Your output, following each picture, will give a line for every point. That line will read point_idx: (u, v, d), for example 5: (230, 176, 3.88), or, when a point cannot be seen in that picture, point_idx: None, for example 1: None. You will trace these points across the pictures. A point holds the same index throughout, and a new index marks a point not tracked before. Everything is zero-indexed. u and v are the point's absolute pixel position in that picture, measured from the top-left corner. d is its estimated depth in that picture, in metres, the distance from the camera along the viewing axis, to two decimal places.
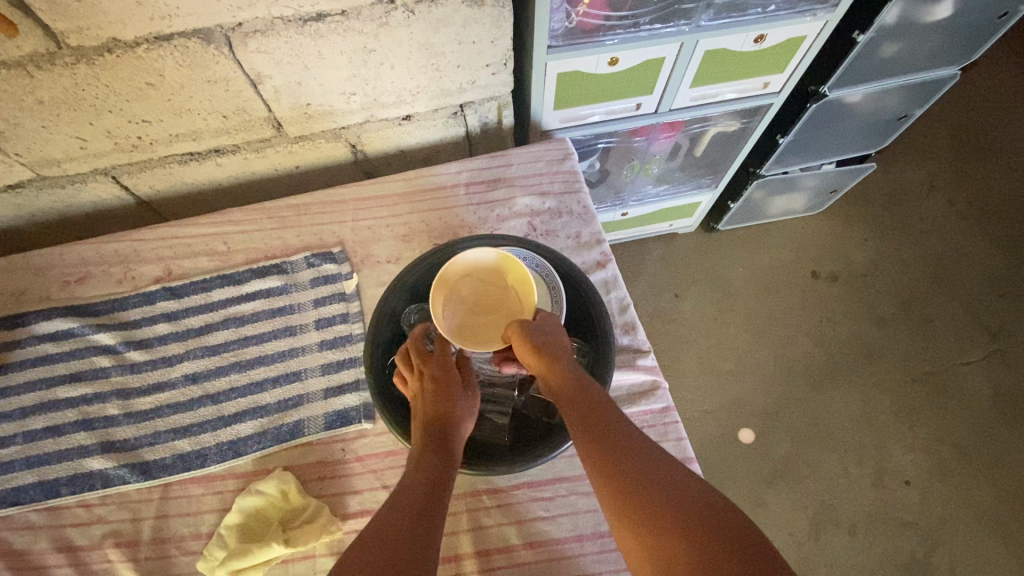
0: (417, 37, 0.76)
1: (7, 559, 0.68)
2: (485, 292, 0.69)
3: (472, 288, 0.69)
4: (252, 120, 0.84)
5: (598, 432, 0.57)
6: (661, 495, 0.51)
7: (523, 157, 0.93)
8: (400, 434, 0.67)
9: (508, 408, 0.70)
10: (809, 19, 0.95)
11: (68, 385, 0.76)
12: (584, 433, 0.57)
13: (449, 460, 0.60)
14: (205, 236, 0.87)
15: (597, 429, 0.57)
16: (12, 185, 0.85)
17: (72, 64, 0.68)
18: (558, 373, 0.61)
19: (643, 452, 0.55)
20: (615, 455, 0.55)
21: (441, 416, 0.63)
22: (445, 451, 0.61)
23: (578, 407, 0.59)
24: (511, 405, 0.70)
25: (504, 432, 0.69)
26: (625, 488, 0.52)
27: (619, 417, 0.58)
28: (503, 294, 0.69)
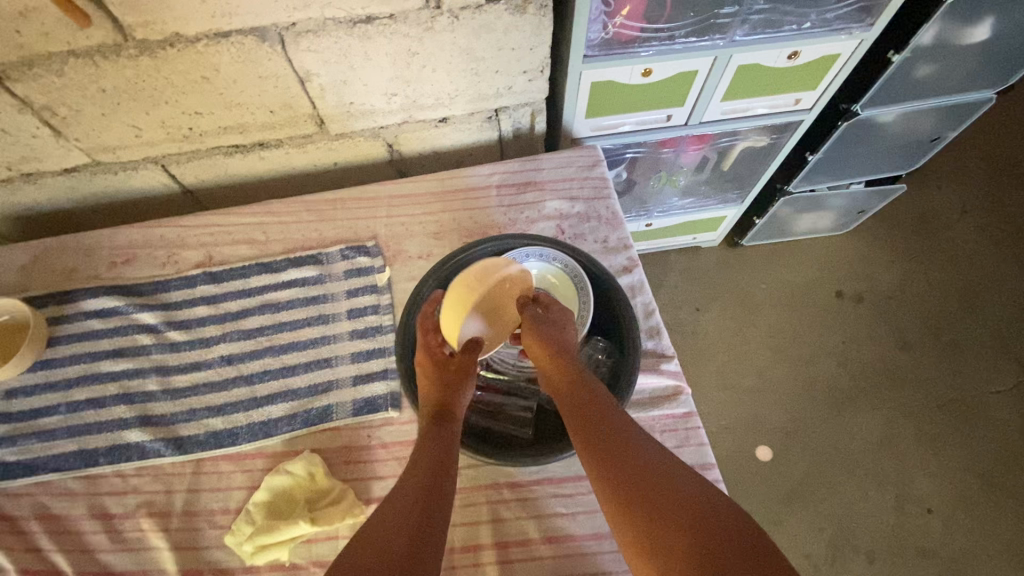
0: (460, 42, 0.79)
1: (46, 522, 0.71)
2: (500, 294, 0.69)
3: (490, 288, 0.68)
4: (298, 116, 0.87)
5: (598, 433, 0.59)
6: (662, 497, 0.52)
7: (554, 162, 0.95)
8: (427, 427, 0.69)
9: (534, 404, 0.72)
10: (843, 36, 0.96)
11: (112, 360, 0.80)
12: (584, 431, 0.60)
13: (450, 444, 0.62)
14: (245, 226, 0.91)
15: (597, 430, 0.59)
16: (69, 168, 0.90)
17: (136, 56, 0.73)
18: (558, 369, 0.64)
19: (646, 456, 0.56)
20: (616, 454, 0.56)
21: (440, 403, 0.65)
22: (448, 434, 0.62)
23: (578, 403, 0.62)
24: (536, 400, 0.72)
25: (528, 426, 0.70)
26: (624, 487, 0.54)
27: (621, 418, 0.60)
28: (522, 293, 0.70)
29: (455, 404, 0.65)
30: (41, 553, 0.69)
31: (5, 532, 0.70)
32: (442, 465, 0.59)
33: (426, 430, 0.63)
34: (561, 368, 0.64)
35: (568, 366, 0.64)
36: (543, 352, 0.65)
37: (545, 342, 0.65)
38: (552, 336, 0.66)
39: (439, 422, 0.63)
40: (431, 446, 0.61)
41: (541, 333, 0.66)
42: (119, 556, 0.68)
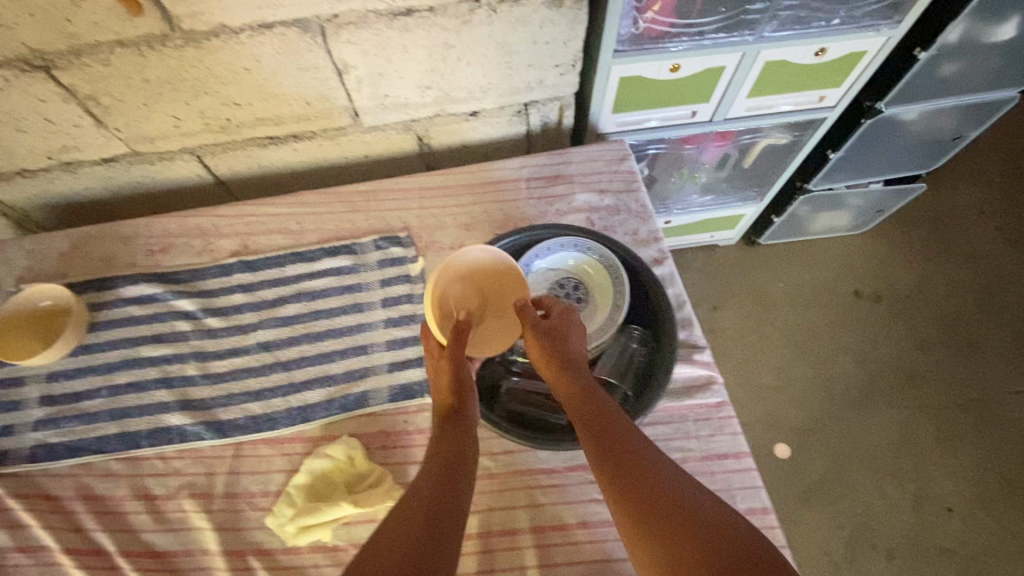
0: (496, 35, 0.81)
1: (89, 502, 0.72)
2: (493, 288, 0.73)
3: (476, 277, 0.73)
4: (333, 108, 0.89)
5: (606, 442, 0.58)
6: (671, 512, 0.52)
7: (583, 156, 0.96)
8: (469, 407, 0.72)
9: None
10: (872, 33, 0.97)
11: (151, 345, 0.81)
12: (594, 443, 0.59)
13: (459, 446, 0.61)
14: (280, 216, 0.92)
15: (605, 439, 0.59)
16: (107, 158, 0.92)
17: (181, 46, 0.74)
18: (566, 383, 0.64)
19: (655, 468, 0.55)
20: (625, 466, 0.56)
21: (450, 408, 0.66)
22: (457, 438, 0.62)
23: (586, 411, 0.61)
24: None
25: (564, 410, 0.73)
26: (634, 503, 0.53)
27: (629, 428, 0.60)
28: (517, 286, 0.72)
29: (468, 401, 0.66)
30: (85, 533, 0.70)
31: (51, 511, 0.72)
32: (456, 475, 0.58)
33: (439, 433, 0.63)
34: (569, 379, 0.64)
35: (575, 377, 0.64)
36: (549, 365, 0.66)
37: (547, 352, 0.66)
38: (555, 344, 0.66)
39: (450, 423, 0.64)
40: (443, 451, 0.61)
41: (542, 340, 0.66)
42: (163, 536, 0.69)
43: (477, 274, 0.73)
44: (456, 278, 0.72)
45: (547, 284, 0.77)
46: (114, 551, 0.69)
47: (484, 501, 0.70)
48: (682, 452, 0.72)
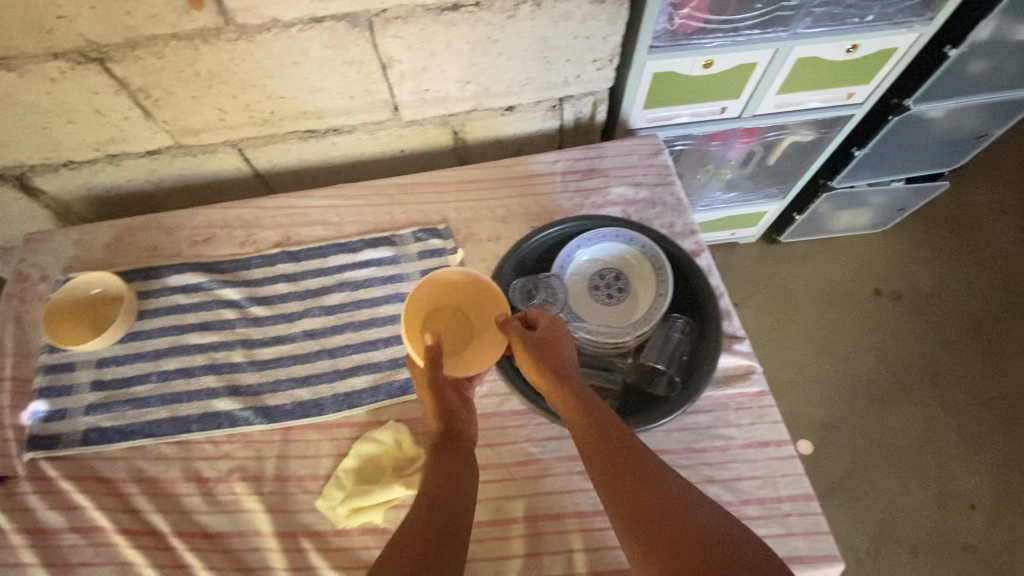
0: (538, 30, 0.82)
1: (143, 484, 0.74)
2: (473, 303, 0.71)
3: (453, 296, 0.71)
4: (374, 102, 0.90)
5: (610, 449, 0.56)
6: (681, 522, 0.48)
7: (617, 150, 0.97)
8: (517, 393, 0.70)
9: (621, 380, 0.71)
10: (904, 31, 0.99)
11: (198, 333, 0.83)
12: (596, 456, 0.56)
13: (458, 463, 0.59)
14: (320, 209, 0.94)
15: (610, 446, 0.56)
16: (152, 151, 0.93)
17: (233, 40, 0.76)
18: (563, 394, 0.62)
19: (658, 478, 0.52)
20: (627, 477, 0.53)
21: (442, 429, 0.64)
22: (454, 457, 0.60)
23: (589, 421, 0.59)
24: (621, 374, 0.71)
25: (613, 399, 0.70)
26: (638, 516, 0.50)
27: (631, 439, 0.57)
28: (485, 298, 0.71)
29: (457, 421, 0.65)
30: (139, 514, 0.72)
31: (105, 493, 0.74)
32: (453, 497, 0.54)
33: (433, 458, 0.60)
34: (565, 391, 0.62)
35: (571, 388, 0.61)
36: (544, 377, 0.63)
37: (540, 364, 0.63)
38: (546, 355, 0.64)
39: (444, 446, 0.62)
40: (439, 477, 0.57)
41: (534, 352, 0.64)
42: (216, 517, 0.71)
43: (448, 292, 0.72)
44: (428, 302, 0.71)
45: (590, 276, 0.78)
46: (168, 532, 0.71)
47: (528, 486, 0.72)
48: (724, 440, 0.73)
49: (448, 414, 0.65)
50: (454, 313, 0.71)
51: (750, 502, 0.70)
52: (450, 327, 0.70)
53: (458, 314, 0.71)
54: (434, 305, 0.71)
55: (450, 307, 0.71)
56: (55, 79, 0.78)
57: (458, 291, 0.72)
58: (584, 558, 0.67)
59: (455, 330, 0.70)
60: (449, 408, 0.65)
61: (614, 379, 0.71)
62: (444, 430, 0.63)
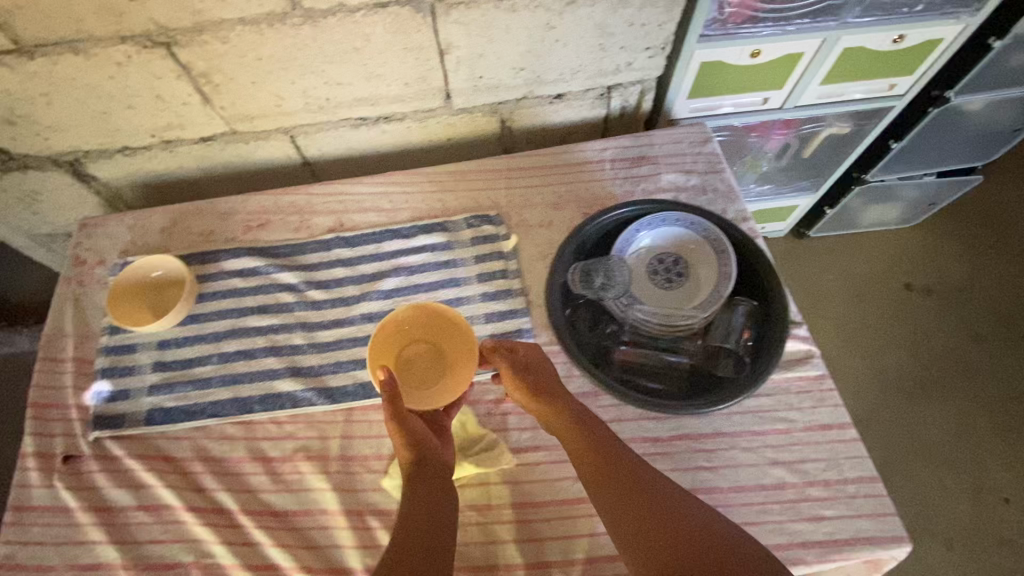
0: (596, 17, 0.83)
1: (208, 463, 0.75)
2: (440, 335, 0.76)
3: (421, 330, 0.76)
4: (428, 89, 0.91)
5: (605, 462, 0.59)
6: (681, 527, 0.52)
7: (666, 138, 0.98)
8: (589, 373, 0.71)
9: (688, 360, 0.73)
10: (951, 21, 0.99)
11: (257, 316, 0.84)
12: (592, 470, 0.59)
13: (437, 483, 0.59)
14: (372, 196, 0.95)
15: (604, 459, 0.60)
16: (206, 137, 0.94)
17: (299, 25, 0.77)
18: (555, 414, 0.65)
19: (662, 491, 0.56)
20: (629, 490, 0.56)
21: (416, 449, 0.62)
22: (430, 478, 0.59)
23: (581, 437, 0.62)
24: (689, 354, 0.73)
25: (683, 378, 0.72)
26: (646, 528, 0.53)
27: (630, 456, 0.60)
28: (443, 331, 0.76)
29: (428, 446, 0.63)
30: (206, 493, 0.73)
31: (170, 472, 0.74)
32: (436, 515, 0.55)
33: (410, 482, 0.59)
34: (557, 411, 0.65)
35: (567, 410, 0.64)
36: (537, 401, 0.66)
37: (532, 387, 0.66)
38: (536, 378, 0.67)
39: (420, 468, 0.61)
40: (422, 495, 0.57)
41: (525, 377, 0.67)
42: (283, 496, 0.72)
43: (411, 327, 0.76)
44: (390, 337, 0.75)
45: (648, 260, 0.78)
46: (236, 510, 0.72)
47: None
48: (786, 422, 0.74)
49: (419, 440, 0.63)
50: (425, 347, 0.75)
51: (815, 484, 0.70)
52: (421, 360, 0.74)
53: (429, 347, 0.75)
54: (405, 341, 0.75)
55: (420, 342, 0.75)
56: (120, 64, 0.79)
57: (425, 325, 0.76)
58: None
59: (428, 363, 0.74)
60: (420, 437, 0.63)
61: (681, 359, 0.73)
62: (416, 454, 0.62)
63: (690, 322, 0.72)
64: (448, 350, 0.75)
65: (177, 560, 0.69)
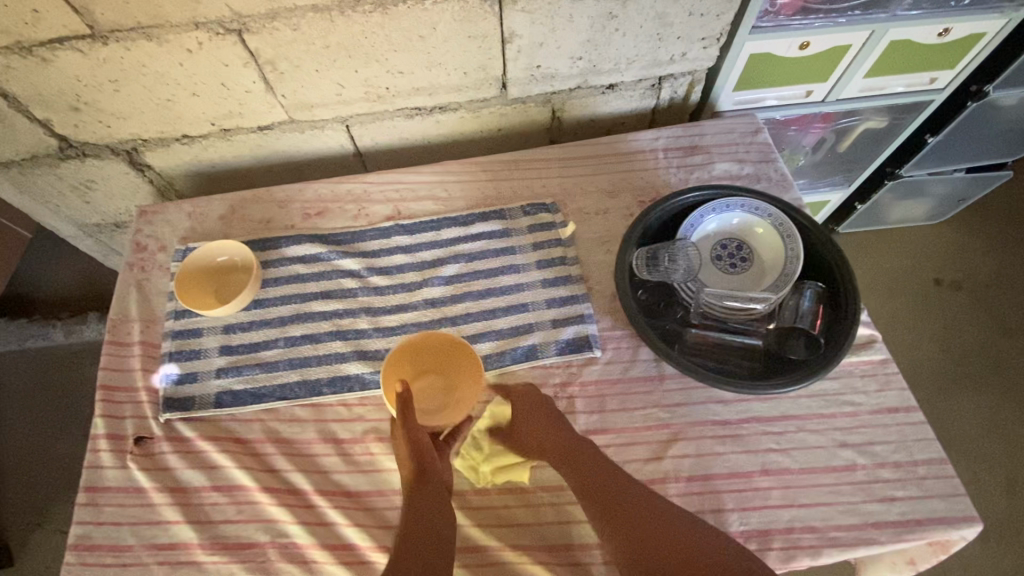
0: (656, 7, 0.85)
1: (280, 445, 0.76)
2: (448, 365, 0.76)
3: (430, 361, 0.77)
4: (486, 79, 0.92)
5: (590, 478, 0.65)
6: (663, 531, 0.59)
7: (717, 129, 0.99)
8: (662, 352, 0.72)
9: (761, 343, 0.74)
10: (996, 15, 1.01)
11: (322, 301, 0.85)
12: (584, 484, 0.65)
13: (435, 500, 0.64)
14: (428, 184, 0.96)
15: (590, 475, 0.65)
16: (264, 126, 0.95)
17: (369, 12, 0.78)
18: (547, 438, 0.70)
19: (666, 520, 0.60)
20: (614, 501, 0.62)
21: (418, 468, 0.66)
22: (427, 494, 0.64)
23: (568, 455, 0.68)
24: (762, 336, 0.74)
25: (757, 359, 0.73)
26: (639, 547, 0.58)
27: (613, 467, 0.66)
28: (460, 364, 0.75)
29: (431, 464, 0.67)
30: (279, 474, 0.74)
31: (243, 453, 0.75)
32: (431, 531, 0.60)
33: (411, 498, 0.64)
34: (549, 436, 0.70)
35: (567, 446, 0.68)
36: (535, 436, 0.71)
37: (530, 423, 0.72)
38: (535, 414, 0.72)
39: (420, 484, 0.65)
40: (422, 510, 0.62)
41: (528, 415, 0.72)
42: (356, 477, 0.73)
43: (435, 355, 0.77)
44: (415, 358, 0.76)
45: (712, 245, 0.79)
46: (310, 491, 0.72)
47: (662, 449, 0.73)
48: (853, 406, 0.74)
49: (421, 456, 0.67)
50: (432, 377, 0.76)
51: (885, 465, 0.71)
52: (427, 391, 0.75)
53: (435, 377, 0.76)
54: (413, 370, 0.76)
55: (428, 372, 0.76)
56: (191, 51, 0.80)
57: (435, 355, 0.77)
58: (725, 517, 0.68)
59: (433, 394, 0.75)
60: (423, 454, 0.67)
61: (754, 341, 0.74)
62: (419, 468, 0.66)
63: (762, 305, 0.73)
64: (455, 381, 0.75)
65: (253, 539, 0.70)
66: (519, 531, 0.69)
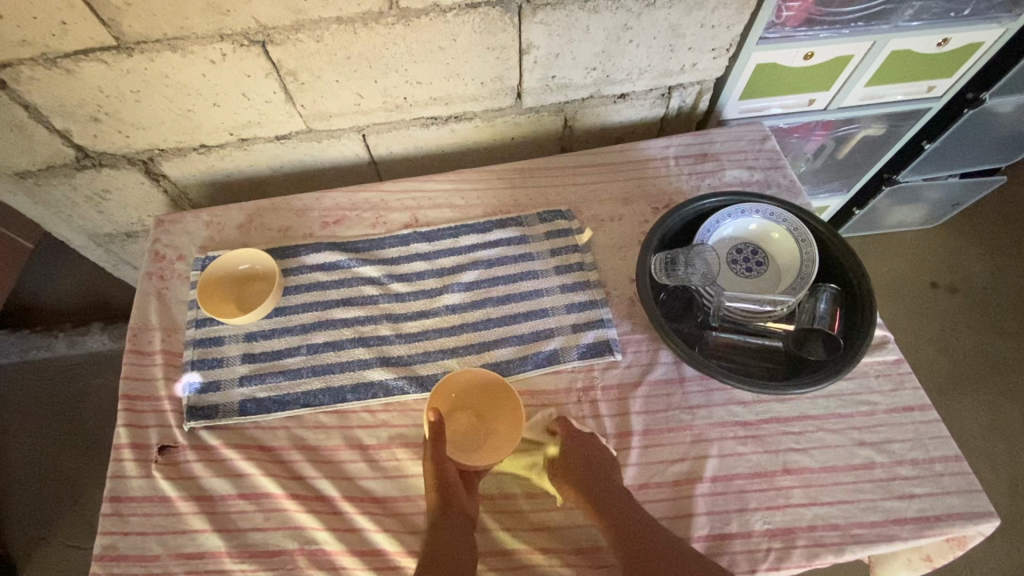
0: (670, 18, 0.87)
1: (305, 452, 0.76)
2: (488, 405, 0.77)
3: (470, 398, 0.78)
4: (501, 89, 0.94)
5: (610, 509, 0.67)
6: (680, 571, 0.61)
7: (726, 136, 1.02)
8: (684, 353, 0.73)
9: (781, 344, 0.76)
10: (994, 25, 1.04)
11: (343, 308, 0.85)
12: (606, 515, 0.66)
13: (459, 528, 0.65)
14: (444, 192, 0.98)
15: (610, 506, 0.67)
16: (281, 135, 0.96)
17: (391, 24, 0.79)
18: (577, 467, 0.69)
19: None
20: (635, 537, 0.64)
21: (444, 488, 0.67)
22: (451, 520, 0.66)
23: (595, 484, 0.68)
24: (780, 338, 0.76)
25: (775, 360, 0.75)
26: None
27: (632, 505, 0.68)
28: (505, 408, 0.76)
29: (457, 497, 0.67)
30: (305, 481, 0.74)
31: (268, 460, 0.75)
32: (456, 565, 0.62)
33: (437, 531, 0.65)
34: (581, 464, 0.70)
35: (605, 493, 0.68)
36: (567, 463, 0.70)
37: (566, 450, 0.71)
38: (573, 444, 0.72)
39: (444, 518, 0.66)
40: (448, 539, 0.64)
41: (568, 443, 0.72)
42: (382, 483, 0.74)
43: (484, 392, 0.78)
44: (466, 391, 0.78)
45: (728, 250, 0.82)
46: (337, 497, 0.73)
47: (685, 450, 0.74)
48: (869, 405, 0.76)
49: (447, 486, 0.67)
50: (470, 415, 0.77)
51: (903, 463, 0.72)
52: (465, 429, 0.76)
53: (477, 415, 0.77)
54: (453, 405, 0.78)
55: (467, 409, 0.78)
56: (215, 62, 0.81)
57: (475, 393, 0.78)
58: (750, 517, 0.69)
59: (473, 432, 0.76)
60: (449, 488, 0.67)
61: (773, 343, 0.76)
62: (445, 500, 0.66)
63: (780, 307, 0.75)
64: (493, 422, 0.76)
65: (281, 547, 0.70)
66: (548, 534, 0.70)
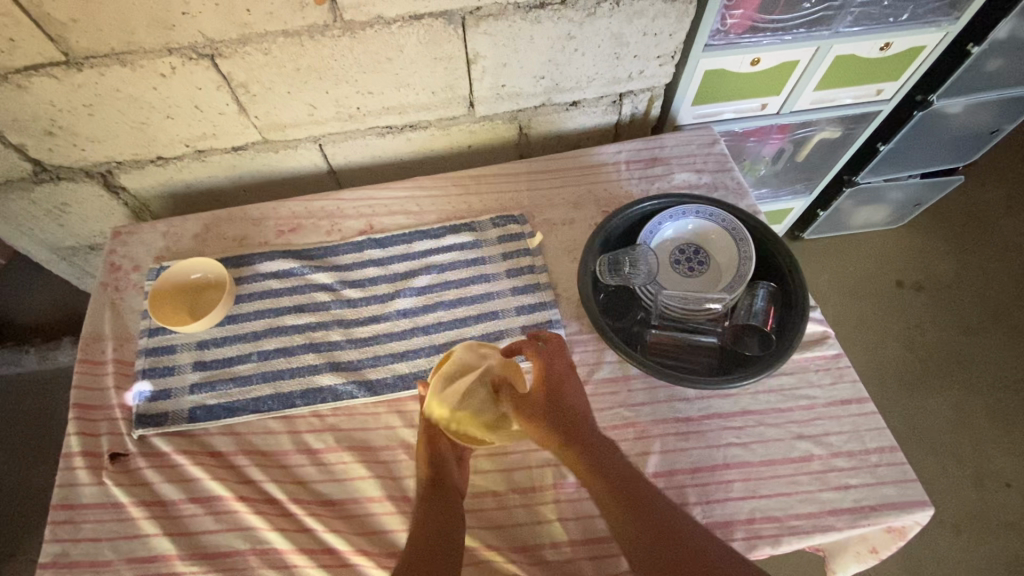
0: (612, 27, 0.90)
1: (256, 456, 0.77)
2: None
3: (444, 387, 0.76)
4: (454, 98, 0.96)
5: (601, 463, 0.64)
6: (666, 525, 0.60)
7: (676, 141, 1.04)
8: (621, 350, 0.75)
9: (717, 340, 0.78)
10: (932, 29, 1.07)
11: (295, 315, 0.86)
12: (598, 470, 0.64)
13: (446, 505, 0.66)
14: (399, 200, 0.99)
15: (601, 460, 0.65)
16: (237, 146, 0.98)
17: (337, 36, 0.82)
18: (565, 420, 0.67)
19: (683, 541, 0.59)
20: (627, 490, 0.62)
21: (432, 474, 0.69)
22: (443, 497, 0.67)
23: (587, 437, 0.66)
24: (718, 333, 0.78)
25: (713, 355, 0.77)
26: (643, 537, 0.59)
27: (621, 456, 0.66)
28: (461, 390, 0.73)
29: (450, 478, 0.69)
30: (255, 484, 0.75)
31: (218, 465, 0.76)
32: (444, 535, 0.62)
33: (424, 504, 0.66)
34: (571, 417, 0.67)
35: (592, 442, 0.66)
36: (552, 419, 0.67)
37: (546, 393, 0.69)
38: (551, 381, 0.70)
39: (433, 494, 0.67)
40: (438, 513, 0.65)
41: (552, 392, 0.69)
42: (331, 485, 0.75)
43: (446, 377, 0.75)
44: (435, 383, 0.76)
45: (671, 250, 0.84)
46: (286, 500, 0.73)
47: (629, 447, 0.75)
48: (809, 399, 0.78)
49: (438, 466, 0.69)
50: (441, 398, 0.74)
51: (840, 455, 0.74)
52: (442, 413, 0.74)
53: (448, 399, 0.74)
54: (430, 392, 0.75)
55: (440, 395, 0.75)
56: (165, 75, 0.82)
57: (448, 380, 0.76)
58: (690, 510, 0.71)
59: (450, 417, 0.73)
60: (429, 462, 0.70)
61: (711, 338, 0.78)
62: (434, 480, 0.68)
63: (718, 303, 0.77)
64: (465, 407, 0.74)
65: (229, 550, 0.70)
66: (494, 532, 0.71)
